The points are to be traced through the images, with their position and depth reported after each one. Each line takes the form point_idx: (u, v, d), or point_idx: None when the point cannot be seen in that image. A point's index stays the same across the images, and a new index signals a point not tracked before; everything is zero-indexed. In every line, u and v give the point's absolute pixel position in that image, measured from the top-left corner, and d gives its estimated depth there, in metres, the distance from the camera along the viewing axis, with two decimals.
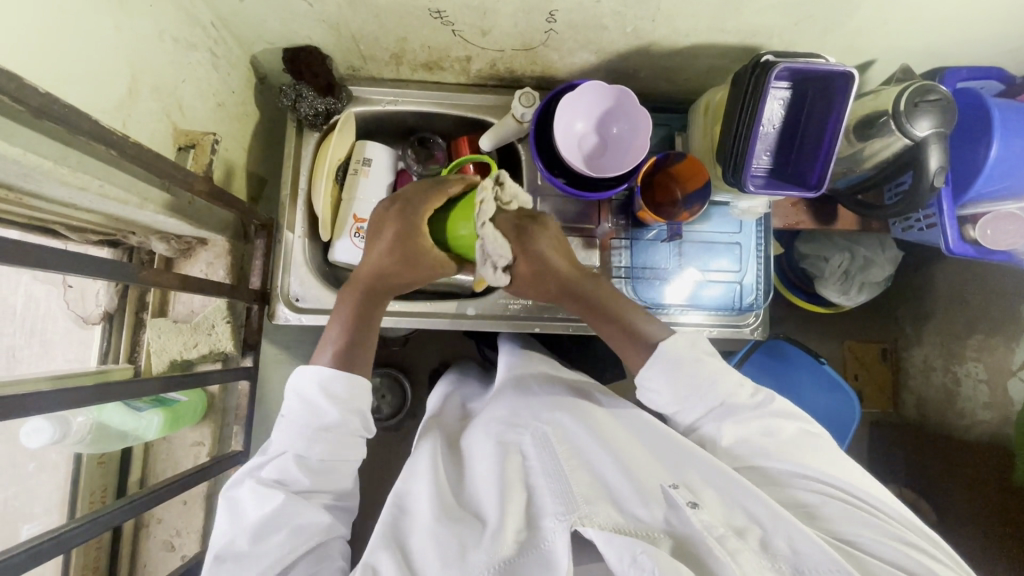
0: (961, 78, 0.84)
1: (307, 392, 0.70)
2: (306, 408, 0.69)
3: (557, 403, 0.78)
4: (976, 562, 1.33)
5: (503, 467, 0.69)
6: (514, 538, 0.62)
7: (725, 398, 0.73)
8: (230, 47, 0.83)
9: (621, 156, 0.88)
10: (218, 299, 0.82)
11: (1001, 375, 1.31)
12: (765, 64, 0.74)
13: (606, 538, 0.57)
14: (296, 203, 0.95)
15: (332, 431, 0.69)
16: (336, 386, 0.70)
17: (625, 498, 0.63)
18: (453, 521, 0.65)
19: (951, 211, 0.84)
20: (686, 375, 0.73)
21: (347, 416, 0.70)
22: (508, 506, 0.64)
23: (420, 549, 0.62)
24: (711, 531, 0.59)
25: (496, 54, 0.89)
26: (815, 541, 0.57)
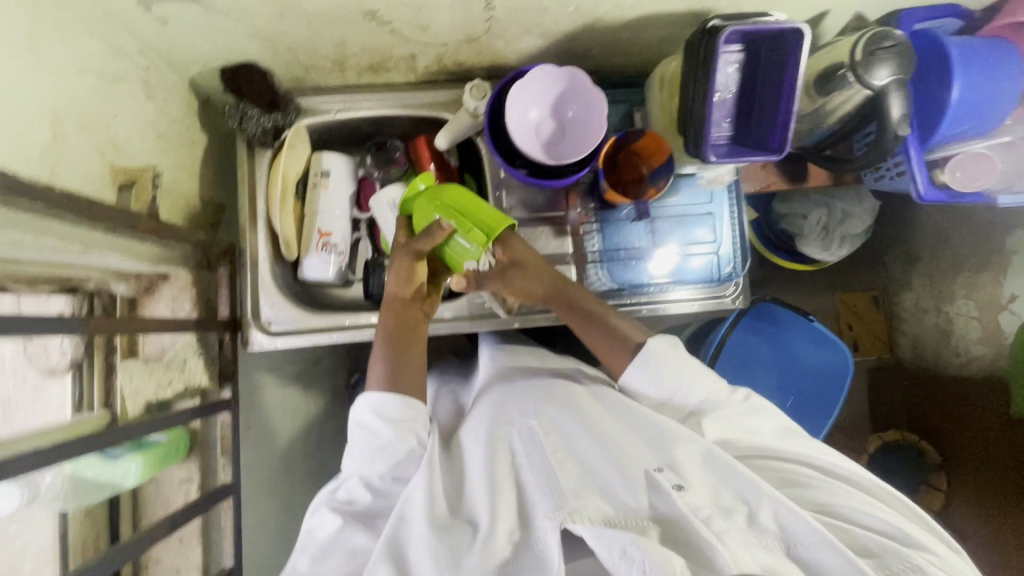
0: (919, 19, 0.82)
1: (363, 418, 0.72)
2: (364, 433, 0.72)
3: (543, 396, 0.78)
4: (981, 496, 1.34)
5: (491, 463, 0.69)
6: (507, 539, 0.63)
7: (709, 395, 0.75)
8: (164, 73, 0.80)
9: (579, 138, 0.86)
10: (186, 334, 0.80)
11: (992, 309, 1.32)
12: (713, 29, 0.71)
13: (597, 533, 0.59)
14: (256, 225, 0.93)
15: (388, 448, 0.71)
16: (390, 407, 0.72)
17: (615, 488, 0.64)
18: (443, 528, 0.64)
19: (919, 157, 0.82)
20: (670, 375, 0.75)
21: (400, 435, 0.71)
22: (500, 506, 0.65)
23: (418, 556, 0.62)
24: (698, 514, 0.60)
25: (440, 49, 0.86)
26: (794, 511, 0.59)
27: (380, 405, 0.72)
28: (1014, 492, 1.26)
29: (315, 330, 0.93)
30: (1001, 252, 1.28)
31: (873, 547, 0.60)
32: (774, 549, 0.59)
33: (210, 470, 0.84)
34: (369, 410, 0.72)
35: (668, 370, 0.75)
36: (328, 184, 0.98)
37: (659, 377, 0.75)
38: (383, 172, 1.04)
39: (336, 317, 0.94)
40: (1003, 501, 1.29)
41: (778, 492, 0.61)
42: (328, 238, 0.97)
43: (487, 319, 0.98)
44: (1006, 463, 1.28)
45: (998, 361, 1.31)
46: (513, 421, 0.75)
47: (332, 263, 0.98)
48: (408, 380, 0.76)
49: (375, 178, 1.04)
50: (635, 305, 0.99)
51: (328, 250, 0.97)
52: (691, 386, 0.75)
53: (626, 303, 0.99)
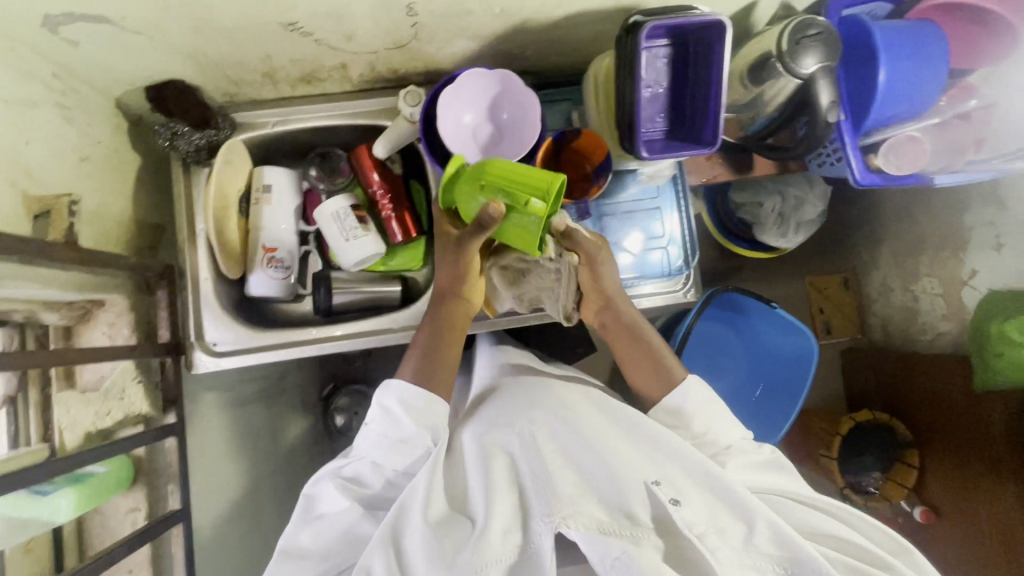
0: (846, 4, 0.82)
1: (389, 406, 0.77)
2: (386, 420, 0.77)
3: (547, 403, 0.80)
4: (943, 470, 1.37)
5: (489, 471, 0.73)
6: (502, 538, 0.67)
7: (734, 442, 0.81)
8: (84, 95, 0.78)
9: (516, 141, 0.85)
10: (123, 361, 0.79)
11: (954, 286, 1.33)
12: (632, 26, 0.71)
13: (589, 537, 0.64)
14: (196, 244, 0.91)
15: (406, 443, 0.76)
16: (414, 400, 0.77)
17: (609, 494, 0.68)
18: (444, 525, 0.69)
19: (853, 143, 0.83)
20: (703, 412, 0.82)
21: (420, 432, 0.76)
22: (495, 506, 0.69)
23: (414, 550, 0.67)
24: (692, 529, 0.65)
25: (371, 56, 0.85)
26: (791, 538, 0.64)
27: (405, 394, 0.77)
28: (980, 466, 1.26)
29: (261, 347, 0.91)
30: (961, 230, 1.29)
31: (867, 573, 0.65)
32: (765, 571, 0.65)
33: (158, 497, 0.83)
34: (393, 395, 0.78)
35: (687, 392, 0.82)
36: (270, 199, 0.96)
37: (693, 410, 0.82)
38: (330, 183, 0.99)
39: (280, 334, 0.92)
40: (963, 474, 1.31)
41: (778, 516, 0.66)
42: (273, 254, 0.95)
43: None
44: (970, 437, 1.28)
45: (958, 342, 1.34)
46: (513, 429, 0.78)
47: (279, 279, 0.96)
48: (437, 377, 0.81)
49: (320, 190, 1.01)
50: None
51: (274, 266, 0.95)
52: (720, 431, 0.81)
53: None
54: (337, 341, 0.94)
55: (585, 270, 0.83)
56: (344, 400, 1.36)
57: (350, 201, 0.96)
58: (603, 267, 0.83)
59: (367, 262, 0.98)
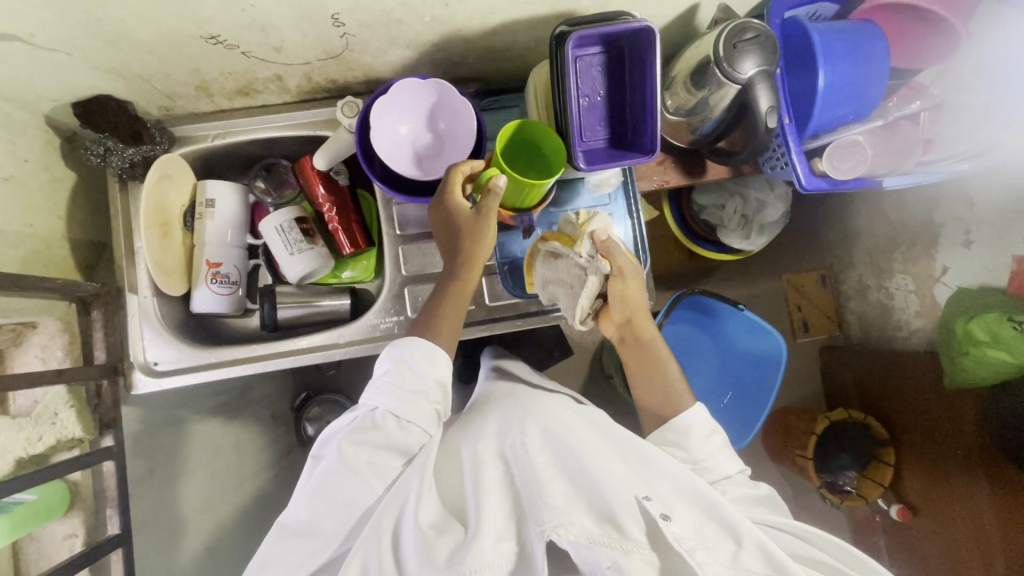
0: (788, 6, 0.80)
1: (403, 360, 0.75)
2: (399, 374, 0.74)
3: (544, 412, 0.80)
4: (919, 468, 1.36)
5: (478, 478, 0.73)
6: (494, 545, 0.67)
7: (729, 474, 0.84)
8: (9, 114, 0.76)
9: (455, 150, 0.83)
10: (54, 385, 0.77)
11: (927, 283, 1.33)
12: (561, 35, 0.70)
13: (577, 546, 0.66)
14: (136, 261, 0.89)
15: (418, 396, 0.74)
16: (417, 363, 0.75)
17: (598, 503, 0.69)
18: (437, 529, 0.70)
19: (797, 146, 0.81)
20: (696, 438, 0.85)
21: (434, 386, 0.75)
22: (486, 511, 0.70)
23: (408, 557, 0.68)
24: (682, 544, 0.65)
25: (305, 67, 0.83)
26: (778, 557, 0.65)
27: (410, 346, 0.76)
28: (956, 463, 1.25)
29: (204, 366, 0.90)
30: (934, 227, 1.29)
31: None
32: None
33: (97, 522, 0.81)
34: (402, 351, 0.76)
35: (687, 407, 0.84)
36: (213, 214, 0.94)
37: (696, 433, 0.85)
38: (276, 196, 0.99)
39: (227, 351, 0.91)
40: (937, 472, 1.31)
41: (766, 535, 0.67)
42: (218, 269, 0.94)
43: (383, 341, 0.94)
44: (946, 434, 1.27)
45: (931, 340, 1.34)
46: (503, 437, 0.78)
47: (222, 295, 0.95)
48: (445, 333, 0.79)
49: (268, 203, 0.99)
50: (538, 314, 0.97)
51: (218, 282, 0.94)
52: (717, 460, 0.84)
53: (528, 313, 0.97)
54: (282, 357, 0.92)
55: (613, 281, 0.86)
56: (315, 410, 1.39)
57: (294, 214, 0.94)
58: (629, 286, 0.87)
59: (317, 273, 0.97)
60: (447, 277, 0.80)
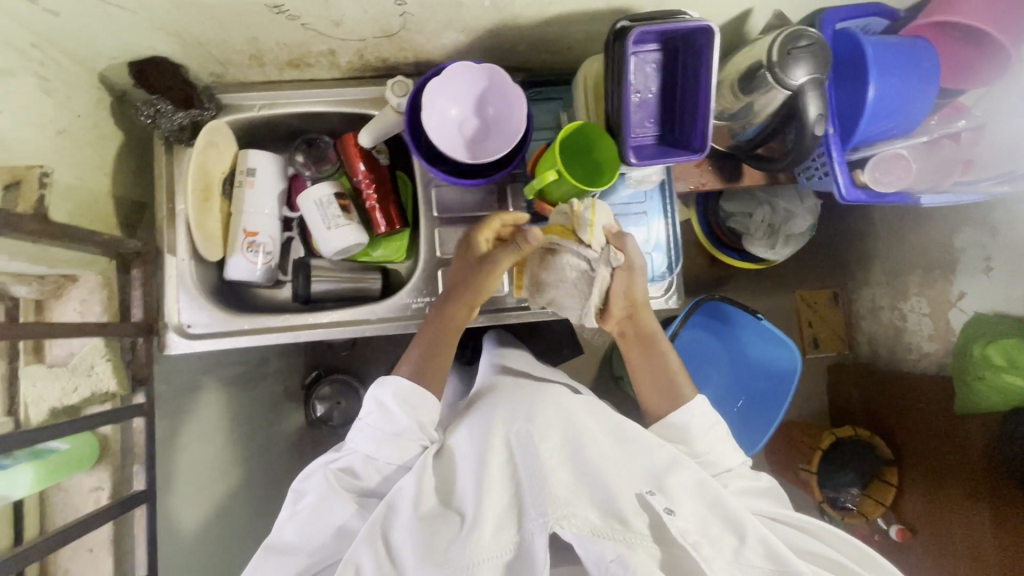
0: (840, 19, 0.81)
1: (385, 400, 0.81)
2: (381, 415, 0.80)
3: (545, 404, 0.82)
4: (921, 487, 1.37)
5: (483, 466, 0.74)
6: (493, 535, 0.69)
7: (730, 466, 0.84)
8: (66, 67, 0.77)
9: (502, 136, 0.84)
10: (92, 337, 0.78)
11: (942, 305, 1.34)
12: (621, 30, 0.70)
13: (582, 540, 0.66)
14: (176, 224, 0.90)
15: (400, 436, 0.79)
16: (406, 397, 0.81)
17: (603, 496, 0.70)
18: (434, 519, 0.72)
19: (840, 156, 0.82)
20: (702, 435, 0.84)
21: (415, 424, 0.80)
22: (487, 500, 0.71)
23: (404, 545, 0.69)
24: (687, 538, 0.66)
25: (359, 44, 0.84)
26: (782, 553, 0.67)
27: (402, 392, 0.81)
28: (960, 488, 1.25)
29: (236, 332, 0.91)
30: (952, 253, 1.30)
31: None
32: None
33: (123, 477, 0.82)
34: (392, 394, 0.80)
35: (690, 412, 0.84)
36: (252, 183, 0.95)
37: (697, 429, 0.83)
38: (316, 170, 1.00)
39: (258, 320, 0.92)
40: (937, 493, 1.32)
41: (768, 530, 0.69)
42: (254, 238, 0.95)
43: (413, 321, 0.95)
44: (950, 457, 1.28)
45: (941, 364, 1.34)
46: (509, 426, 0.79)
47: (259, 264, 0.96)
48: (433, 379, 0.85)
49: (306, 177, 1.01)
50: None
51: (253, 251, 0.95)
52: (718, 453, 0.83)
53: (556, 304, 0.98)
54: (313, 330, 0.93)
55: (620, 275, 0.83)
56: (327, 389, 1.36)
57: (334, 189, 0.95)
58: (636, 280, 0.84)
59: (350, 251, 0.98)
60: (439, 316, 0.88)
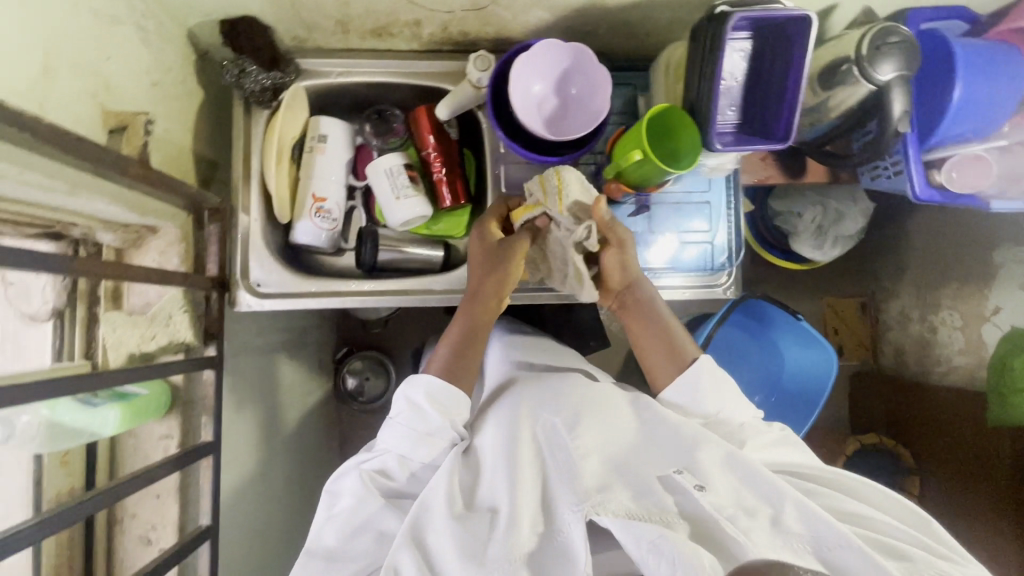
0: (925, 19, 0.82)
1: (415, 399, 0.77)
2: (413, 414, 0.76)
3: (570, 396, 0.81)
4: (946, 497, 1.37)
5: (513, 456, 0.73)
6: (529, 529, 0.68)
7: (743, 419, 0.81)
8: (161, 21, 0.78)
9: (583, 117, 0.85)
10: (172, 288, 0.79)
11: (975, 321, 1.31)
12: (720, 15, 0.71)
13: (621, 524, 0.63)
14: (249, 185, 0.92)
15: (433, 435, 0.76)
16: (441, 395, 0.78)
17: (637, 484, 0.68)
18: (468, 516, 0.70)
19: (917, 157, 0.83)
20: (709, 394, 0.82)
21: (447, 423, 0.77)
22: (519, 496, 0.70)
23: (442, 547, 0.67)
24: (722, 512, 0.65)
25: (446, 16, 0.84)
26: (821, 517, 0.62)
27: (435, 391, 0.78)
28: (987, 501, 1.24)
29: (304, 295, 0.92)
30: (989, 266, 1.27)
31: (901, 549, 0.64)
32: (798, 550, 0.62)
33: (191, 428, 0.83)
34: (422, 393, 0.77)
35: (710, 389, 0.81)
36: (323, 149, 0.96)
37: (704, 393, 0.82)
38: (382, 141, 1.01)
39: (326, 283, 0.93)
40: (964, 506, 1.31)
41: (802, 496, 0.65)
42: (322, 204, 0.96)
43: None
44: (980, 470, 1.27)
45: (971, 379, 1.32)
46: (536, 418, 0.78)
47: (326, 230, 0.97)
48: (465, 375, 0.82)
49: (373, 147, 1.02)
50: None
51: (321, 216, 0.95)
52: (728, 408, 0.82)
53: None
54: (378, 297, 0.94)
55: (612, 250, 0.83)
56: (359, 363, 1.39)
57: (403, 160, 0.96)
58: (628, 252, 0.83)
59: (413, 224, 0.98)
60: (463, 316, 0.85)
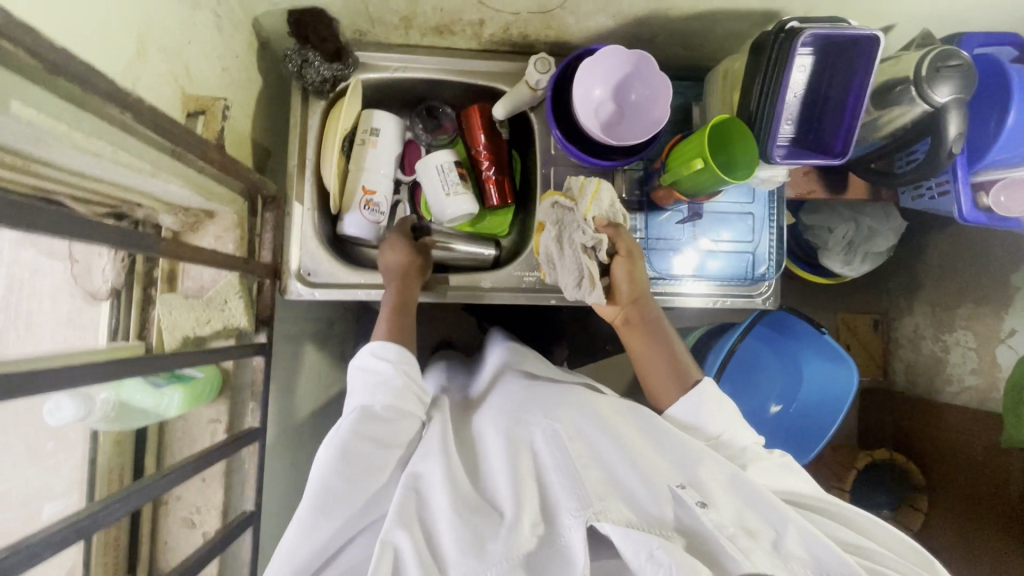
0: (978, 44, 0.84)
1: (367, 362, 0.76)
2: (364, 373, 0.75)
3: (565, 398, 0.78)
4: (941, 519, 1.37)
5: (514, 461, 0.69)
6: (530, 529, 0.63)
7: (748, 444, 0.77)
8: (233, 8, 0.78)
9: (640, 123, 0.87)
10: (230, 273, 0.79)
11: (989, 342, 1.30)
12: (790, 30, 0.73)
13: (623, 533, 0.60)
14: (304, 175, 0.92)
15: (388, 384, 0.74)
16: (386, 351, 0.77)
17: (638, 497, 0.65)
18: (470, 511, 0.65)
19: (965, 178, 0.85)
20: (713, 414, 0.78)
21: (400, 371, 0.75)
22: (522, 500, 0.65)
23: (442, 538, 0.63)
24: (723, 531, 0.62)
25: (511, 17, 0.86)
26: (827, 546, 0.60)
27: (378, 350, 0.77)
28: (992, 525, 1.23)
29: (351, 285, 0.92)
30: (1005, 288, 1.26)
31: None
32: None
33: (238, 413, 0.84)
34: (369, 355, 0.77)
35: (717, 409, 0.78)
36: (376, 143, 0.96)
37: (709, 415, 0.78)
38: (431, 137, 1.02)
39: (374, 276, 0.93)
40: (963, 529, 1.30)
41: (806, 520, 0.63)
42: (372, 196, 0.95)
43: (525, 294, 0.97)
44: (989, 494, 1.24)
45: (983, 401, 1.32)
46: (534, 423, 0.74)
47: (373, 223, 0.96)
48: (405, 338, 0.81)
49: (422, 143, 1.03)
50: (665, 296, 1.00)
51: (371, 209, 0.95)
52: (733, 431, 0.78)
53: (659, 293, 1.00)
54: (428, 292, 0.95)
55: (621, 262, 0.83)
56: None
57: (453, 157, 0.97)
58: (637, 268, 0.84)
59: (459, 219, 0.99)
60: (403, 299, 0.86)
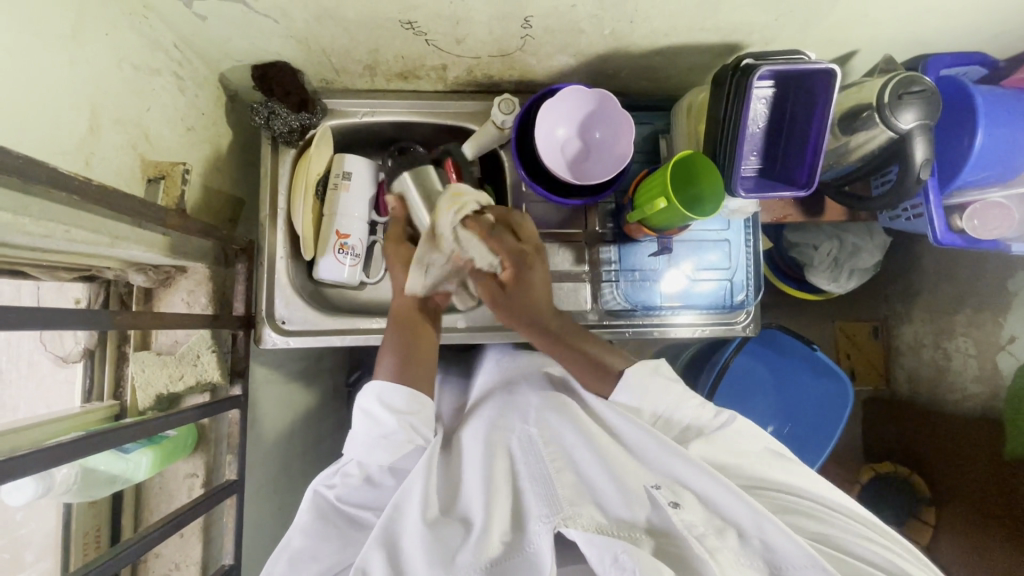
0: (945, 65, 0.83)
1: (366, 404, 0.72)
2: (367, 419, 0.71)
3: (545, 403, 0.77)
4: (950, 537, 1.32)
5: (490, 467, 0.69)
6: (501, 538, 0.63)
7: (691, 419, 0.71)
8: (197, 69, 0.80)
9: (605, 159, 0.87)
10: (201, 329, 0.79)
11: (990, 349, 1.23)
12: (746, 67, 0.72)
13: (588, 538, 0.59)
14: (276, 223, 0.93)
15: (389, 439, 0.70)
16: (394, 397, 0.72)
17: (610, 500, 0.65)
18: (441, 524, 0.65)
19: (937, 201, 0.84)
20: (653, 397, 0.72)
21: (403, 426, 0.71)
22: (495, 507, 0.65)
23: (410, 552, 0.61)
24: (692, 530, 0.60)
25: (472, 61, 0.86)
26: (792, 540, 0.57)
27: (386, 395, 0.72)
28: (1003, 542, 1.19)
29: (328, 329, 0.92)
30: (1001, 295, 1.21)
31: None
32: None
33: (215, 466, 0.84)
34: (373, 398, 0.72)
35: (654, 394, 0.72)
36: (348, 186, 0.95)
37: (641, 399, 0.72)
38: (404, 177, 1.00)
39: (350, 320, 0.94)
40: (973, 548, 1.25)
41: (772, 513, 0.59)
42: (346, 240, 0.95)
43: (502, 332, 0.97)
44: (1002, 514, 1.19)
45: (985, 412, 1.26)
46: (514, 427, 0.75)
47: (348, 265, 0.96)
48: (418, 375, 0.76)
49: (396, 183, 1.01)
50: (645, 326, 0.99)
51: (344, 252, 0.95)
52: (671, 409, 0.71)
53: (637, 324, 0.99)
54: None
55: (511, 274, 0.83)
56: None
57: None
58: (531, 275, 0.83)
59: None
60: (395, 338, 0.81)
